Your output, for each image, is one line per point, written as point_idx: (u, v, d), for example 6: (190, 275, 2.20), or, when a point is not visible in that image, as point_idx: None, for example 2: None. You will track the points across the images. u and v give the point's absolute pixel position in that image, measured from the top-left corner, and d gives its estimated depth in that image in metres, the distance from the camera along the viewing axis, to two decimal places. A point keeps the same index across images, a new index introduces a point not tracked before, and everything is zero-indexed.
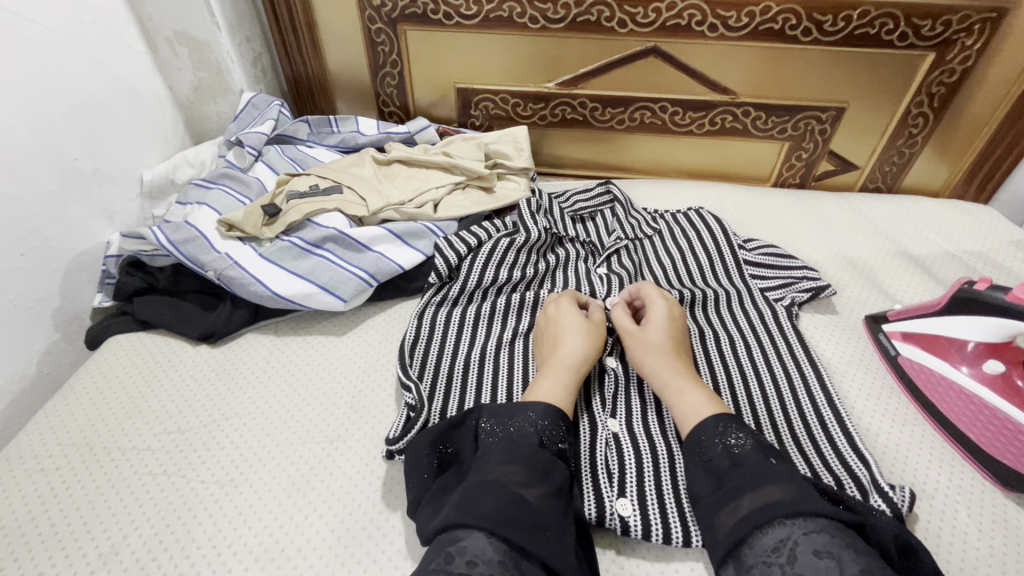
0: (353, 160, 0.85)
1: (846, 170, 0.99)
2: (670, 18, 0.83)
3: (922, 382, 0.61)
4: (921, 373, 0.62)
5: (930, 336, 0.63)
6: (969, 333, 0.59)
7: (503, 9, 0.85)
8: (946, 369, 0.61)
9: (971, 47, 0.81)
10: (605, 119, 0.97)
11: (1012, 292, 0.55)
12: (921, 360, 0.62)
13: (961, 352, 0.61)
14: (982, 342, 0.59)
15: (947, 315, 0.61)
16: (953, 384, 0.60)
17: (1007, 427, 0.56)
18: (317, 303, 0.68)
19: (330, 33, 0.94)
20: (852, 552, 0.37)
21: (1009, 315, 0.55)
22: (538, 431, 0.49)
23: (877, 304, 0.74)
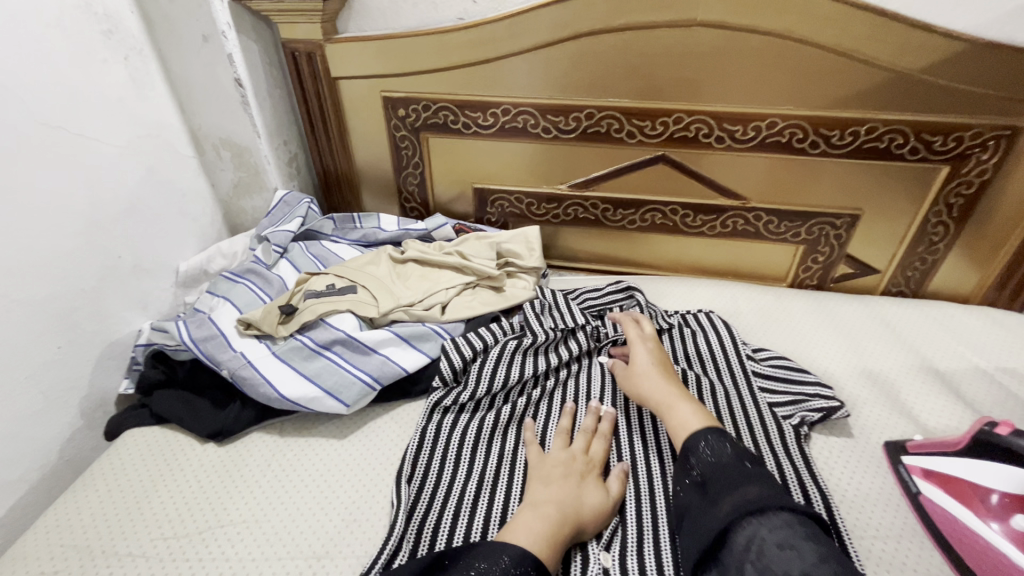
0: (370, 257, 0.89)
1: (865, 274, 0.96)
2: (678, 131, 0.86)
3: (949, 531, 0.56)
4: (948, 520, 0.57)
5: (955, 479, 0.59)
6: (994, 481, 0.56)
7: (518, 121, 0.91)
8: (972, 521, 0.56)
9: (986, 161, 0.80)
10: (617, 219, 0.99)
11: None
12: (946, 506, 0.58)
13: (987, 500, 0.56)
14: (1007, 493, 0.55)
15: (973, 456, 0.58)
16: (979, 537, 0.55)
17: None
18: (320, 407, 0.69)
19: (359, 138, 1.01)
20: (811, 544, 0.43)
21: None
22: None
23: (902, 430, 0.69)
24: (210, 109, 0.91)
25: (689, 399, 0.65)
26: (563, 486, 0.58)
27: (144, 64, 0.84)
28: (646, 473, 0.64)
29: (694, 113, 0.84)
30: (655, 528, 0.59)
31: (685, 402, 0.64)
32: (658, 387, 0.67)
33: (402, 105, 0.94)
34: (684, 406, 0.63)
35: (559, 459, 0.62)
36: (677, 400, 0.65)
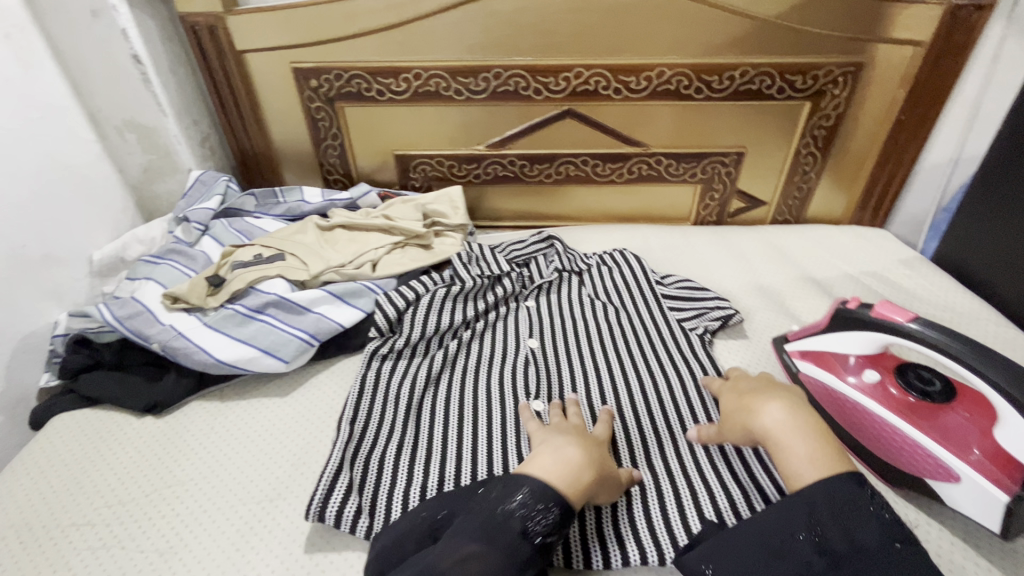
0: (297, 228, 0.91)
1: (755, 206, 1.08)
2: (579, 85, 0.93)
3: (819, 396, 0.67)
4: (819, 388, 0.67)
5: (822, 351, 0.68)
6: (849, 348, 0.65)
7: (430, 84, 0.95)
8: (835, 383, 0.65)
9: (839, 96, 0.92)
10: (534, 174, 1.05)
11: (875, 308, 0.61)
12: (816, 377, 0.67)
13: (845, 362, 0.66)
14: (860, 354, 0.64)
15: (830, 332, 0.67)
16: (841, 394, 0.64)
17: (884, 428, 0.59)
18: (258, 366, 0.71)
19: (272, 113, 1.01)
20: None
21: (877, 330, 0.61)
22: (525, 516, 0.48)
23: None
24: (110, 89, 0.89)
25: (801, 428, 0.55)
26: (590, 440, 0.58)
27: (30, 43, 0.80)
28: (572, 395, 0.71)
29: (591, 67, 0.91)
30: None
31: (802, 434, 0.54)
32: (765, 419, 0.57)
33: (314, 75, 0.95)
34: (800, 444, 0.53)
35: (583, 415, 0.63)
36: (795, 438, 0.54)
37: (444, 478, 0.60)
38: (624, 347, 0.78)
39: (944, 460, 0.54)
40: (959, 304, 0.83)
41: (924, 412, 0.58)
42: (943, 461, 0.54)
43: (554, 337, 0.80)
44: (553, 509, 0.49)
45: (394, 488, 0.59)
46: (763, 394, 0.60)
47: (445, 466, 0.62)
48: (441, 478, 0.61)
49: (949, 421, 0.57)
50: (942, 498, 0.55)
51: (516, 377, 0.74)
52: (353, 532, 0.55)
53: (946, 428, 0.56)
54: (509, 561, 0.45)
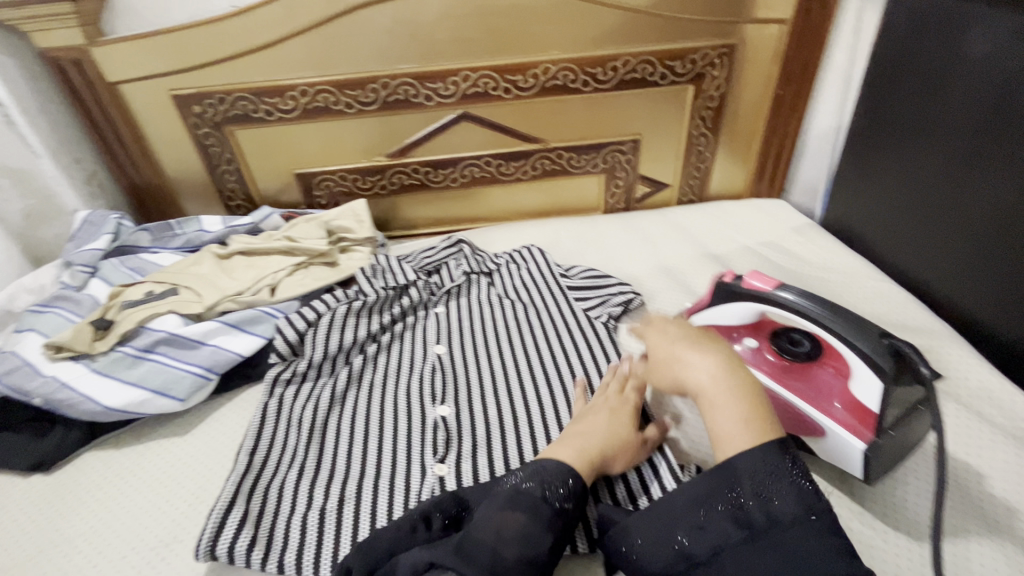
0: (193, 259, 0.88)
1: (659, 189, 1.11)
2: (468, 88, 0.94)
3: None
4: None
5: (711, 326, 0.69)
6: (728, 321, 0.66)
7: (318, 100, 0.93)
8: None
9: (718, 77, 0.96)
10: (440, 179, 1.05)
11: (745, 280, 0.63)
12: None
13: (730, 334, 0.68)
14: (742, 325, 0.66)
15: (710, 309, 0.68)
16: None
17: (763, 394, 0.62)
18: (151, 408, 0.69)
19: (159, 143, 0.97)
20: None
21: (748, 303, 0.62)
22: (553, 489, 0.49)
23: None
24: None
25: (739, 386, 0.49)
26: (599, 418, 0.58)
27: None
28: (480, 397, 0.71)
29: (476, 69, 0.92)
30: (488, 432, 0.66)
31: (737, 393, 0.49)
32: (692, 379, 0.51)
33: (196, 101, 0.92)
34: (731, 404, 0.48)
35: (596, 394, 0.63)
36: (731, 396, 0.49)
37: (345, 498, 0.59)
38: (532, 342, 0.79)
39: (815, 419, 0.57)
40: (843, 265, 0.88)
41: (798, 373, 0.61)
42: (814, 421, 0.57)
43: (462, 340, 0.80)
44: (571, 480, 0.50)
45: (294, 513, 0.58)
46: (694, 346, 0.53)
47: (347, 486, 0.61)
48: (342, 498, 0.59)
49: (819, 379, 0.60)
50: (817, 453, 0.59)
51: (423, 384, 0.73)
52: (248, 565, 0.54)
53: (817, 386, 0.59)
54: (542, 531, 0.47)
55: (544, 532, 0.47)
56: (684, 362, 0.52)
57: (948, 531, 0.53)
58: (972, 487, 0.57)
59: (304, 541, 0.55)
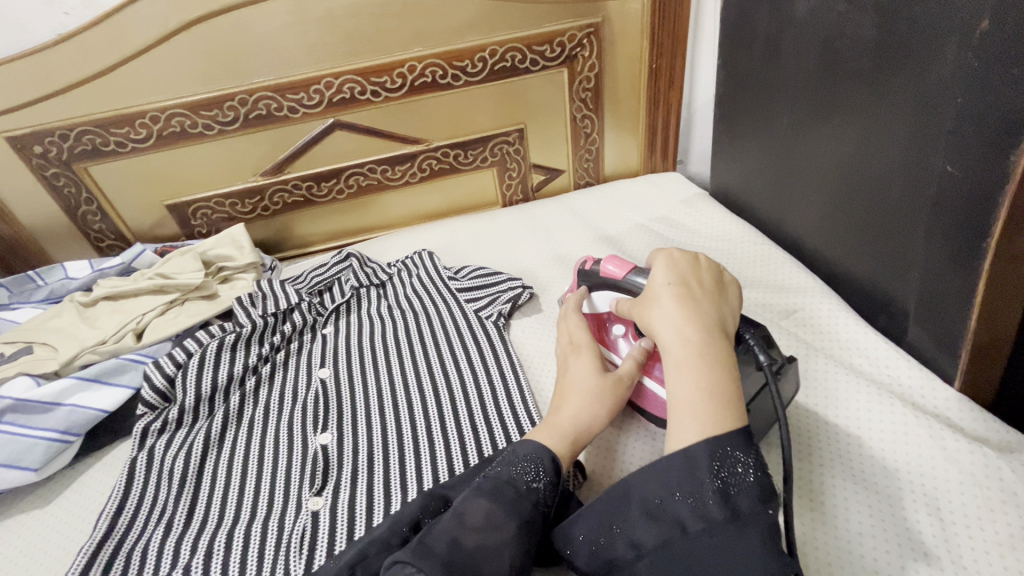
0: (53, 312, 0.82)
1: (555, 175, 1.09)
2: (334, 95, 0.90)
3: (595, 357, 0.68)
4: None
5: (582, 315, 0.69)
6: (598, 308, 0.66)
7: (173, 125, 0.87)
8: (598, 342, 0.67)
9: (590, 57, 0.95)
10: (325, 193, 1.01)
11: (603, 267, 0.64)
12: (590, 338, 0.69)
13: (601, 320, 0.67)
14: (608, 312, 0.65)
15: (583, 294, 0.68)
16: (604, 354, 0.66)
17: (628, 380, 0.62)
18: (1, 483, 0.63)
19: (4, 191, 0.89)
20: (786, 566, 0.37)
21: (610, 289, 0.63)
22: (525, 473, 0.47)
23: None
24: None
25: (716, 353, 0.46)
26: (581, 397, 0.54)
27: None
28: (365, 417, 0.68)
29: (339, 75, 0.88)
30: (370, 454, 0.63)
31: (711, 360, 0.45)
32: (664, 337, 0.48)
33: (35, 141, 0.85)
34: (698, 372, 0.44)
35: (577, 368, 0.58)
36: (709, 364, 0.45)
37: (213, 550, 0.56)
38: (421, 351, 0.77)
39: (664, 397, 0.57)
40: (728, 232, 0.89)
41: (650, 358, 0.59)
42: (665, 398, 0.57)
43: (349, 361, 0.77)
44: (546, 465, 0.47)
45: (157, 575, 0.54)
46: (687, 305, 0.49)
47: (216, 536, 0.57)
48: (210, 550, 0.56)
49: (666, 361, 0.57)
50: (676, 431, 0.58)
51: (306, 412, 0.70)
52: None
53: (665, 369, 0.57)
54: (513, 519, 0.44)
55: (513, 520, 0.44)
56: (669, 314, 0.49)
57: (817, 492, 0.54)
58: (839, 443, 0.57)
59: None
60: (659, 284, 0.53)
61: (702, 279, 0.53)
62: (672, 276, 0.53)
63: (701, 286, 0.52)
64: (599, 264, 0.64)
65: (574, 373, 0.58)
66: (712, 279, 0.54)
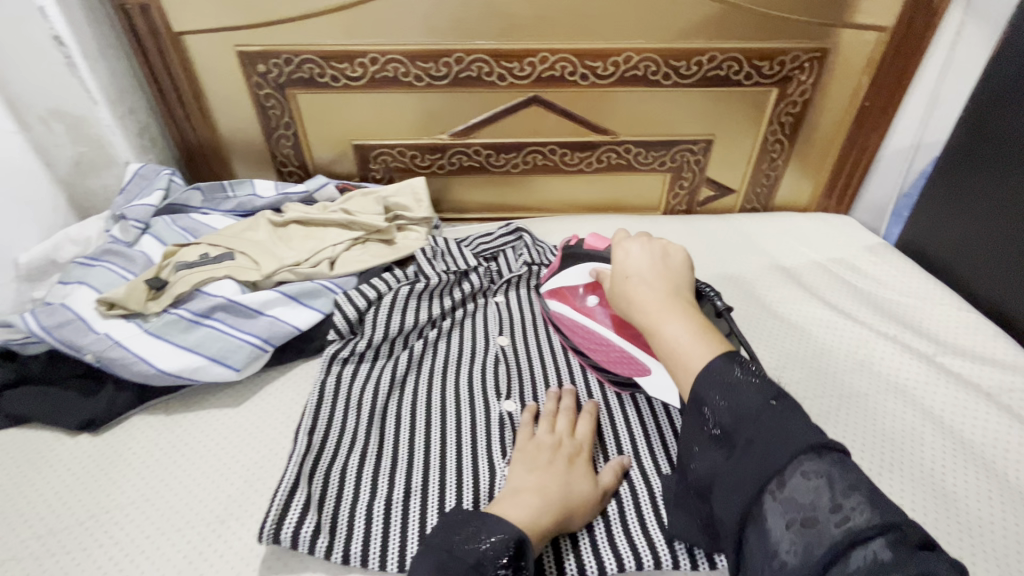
0: (247, 224, 0.85)
1: (724, 194, 1.07)
2: (545, 71, 0.90)
3: (568, 330, 0.71)
4: (563, 323, 0.72)
5: (561, 289, 0.73)
6: (576, 279, 0.71)
7: (387, 70, 0.89)
8: (573, 314, 0.70)
9: (805, 82, 0.92)
10: (501, 163, 1.01)
11: (590, 241, 0.72)
12: (561, 312, 0.72)
13: (575, 293, 0.71)
14: (585, 284, 0.71)
15: (563, 270, 0.74)
16: (583, 327, 0.69)
17: (609, 349, 0.66)
18: (207, 375, 0.66)
19: (217, 101, 0.94)
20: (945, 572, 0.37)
21: (594, 260, 0.70)
22: (494, 553, 0.45)
23: (915, 441, 0.64)
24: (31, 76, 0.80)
25: (686, 317, 0.52)
26: (551, 470, 0.54)
27: None
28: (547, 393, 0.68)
29: (556, 52, 0.88)
30: None
31: (682, 321, 0.52)
32: (640, 310, 0.54)
33: (261, 60, 0.88)
34: (682, 328, 0.51)
35: (547, 438, 0.59)
36: (677, 322, 0.52)
37: (411, 490, 0.56)
38: None
39: (642, 358, 0.63)
40: (923, 291, 0.85)
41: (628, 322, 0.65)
42: (640, 358, 0.63)
43: (525, 334, 0.76)
44: (510, 547, 0.46)
45: (357, 501, 0.55)
46: (648, 281, 0.56)
47: (412, 476, 0.58)
48: (408, 490, 0.56)
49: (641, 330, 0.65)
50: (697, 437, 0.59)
51: (486, 376, 0.70)
52: (313, 553, 0.52)
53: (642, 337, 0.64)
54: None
55: None
56: (635, 296, 0.55)
57: None
58: None
59: (369, 531, 0.53)
60: (625, 267, 0.58)
61: (656, 260, 0.58)
62: (639, 259, 0.58)
63: (659, 264, 0.58)
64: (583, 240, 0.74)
65: (547, 446, 0.57)
66: (670, 261, 0.59)
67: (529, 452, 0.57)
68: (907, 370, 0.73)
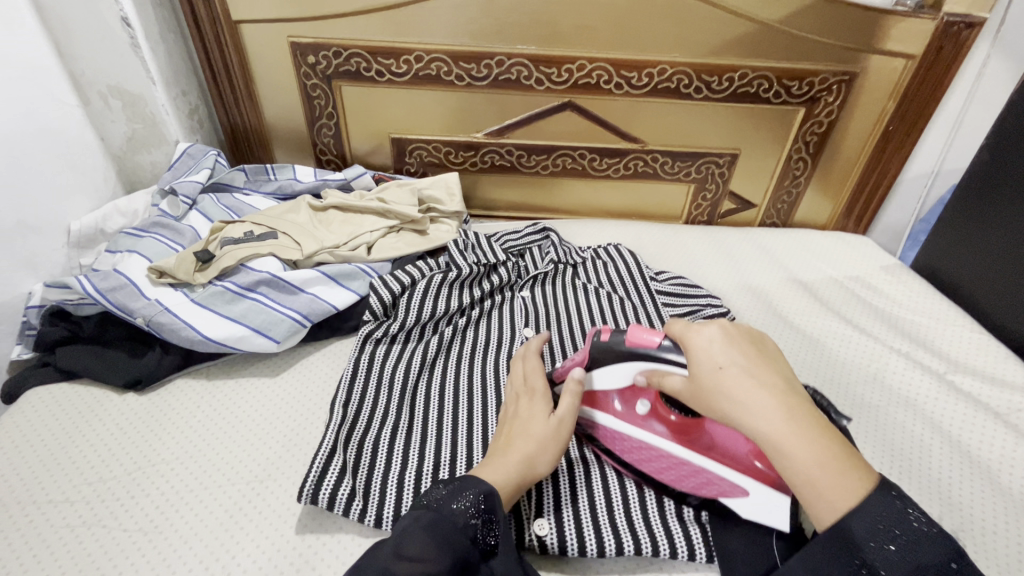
0: (289, 207, 0.89)
1: (745, 208, 1.10)
2: (582, 78, 0.93)
3: (612, 445, 0.59)
4: (606, 438, 0.60)
5: (594, 394, 0.60)
6: (617, 385, 0.57)
7: (431, 68, 0.93)
8: (616, 426, 0.59)
9: (832, 103, 0.95)
10: (531, 164, 1.05)
11: (631, 338, 0.54)
12: (597, 422, 0.60)
13: (612, 400, 0.59)
14: (624, 390, 0.58)
15: (592, 369, 0.58)
16: (633, 442, 0.58)
17: (673, 467, 0.56)
18: (249, 345, 0.70)
19: (266, 88, 0.98)
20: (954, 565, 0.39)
21: (641, 362, 0.54)
22: (467, 509, 0.46)
23: (922, 451, 0.67)
24: (97, 55, 0.84)
25: (808, 426, 0.43)
26: (510, 427, 0.55)
27: None
28: None
29: (594, 60, 0.91)
30: None
31: (804, 438, 0.43)
32: (762, 423, 0.44)
33: (312, 51, 0.93)
34: (802, 445, 0.42)
35: (505, 398, 0.60)
36: (794, 431, 0.43)
37: (440, 463, 0.59)
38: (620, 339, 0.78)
39: (719, 476, 0.54)
40: (937, 311, 0.87)
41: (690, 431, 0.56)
42: (714, 476, 0.54)
43: (550, 326, 0.79)
44: (477, 501, 0.47)
45: (389, 470, 0.58)
46: (749, 377, 0.45)
47: (441, 450, 0.61)
48: (437, 462, 0.59)
49: (703, 435, 0.56)
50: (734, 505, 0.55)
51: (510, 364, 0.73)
52: (347, 514, 0.55)
53: (705, 444, 0.56)
54: (447, 554, 0.44)
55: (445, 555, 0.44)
56: (738, 404, 0.45)
57: None
58: None
59: (401, 498, 0.56)
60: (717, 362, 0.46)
61: (744, 348, 0.47)
62: (736, 361, 0.46)
63: (751, 354, 0.47)
64: (620, 333, 0.55)
65: (506, 409, 0.59)
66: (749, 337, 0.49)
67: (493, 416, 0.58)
68: (918, 385, 0.75)
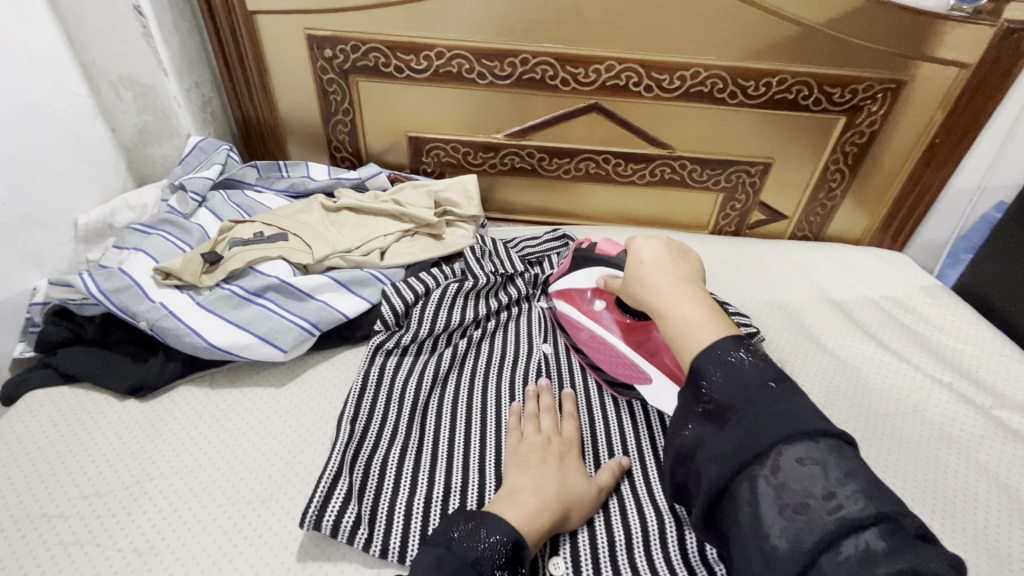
0: (301, 207, 0.85)
1: (776, 220, 1.05)
2: (610, 79, 0.89)
3: (573, 332, 0.73)
4: (573, 325, 0.73)
5: (570, 289, 0.74)
6: (585, 282, 0.71)
7: (452, 65, 0.89)
8: (579, 317, 0.72)
9: (876, 112, 0.89)
10: (553, 168, 1.01)
11: (603, 246, 0.69)
12: (568, 313, 0.74)
13: (583, 296, 0.72)
14: (593, 287, 0.71)
15: (574, 270, 0.74)
16: (588, 331, 0.71)
17: (613, 357, 0.68)
18: (255, 354, 0.67)
19: (282, 82, 0.95)
20: None
21: (606, 264, 0.69)
22: (490, 553, 0.44)
23: (967, 494, 0.62)
24: (108, 44, 0.81)
25: (698, 299, 0.51)
26: (545, 468, 0.54)
27: None
28: (590, 405, 0.67)
29: (624, 61, 0.87)
30: (596, 448, 0.62)
31: (688, 300, 0.51)
32: (654, 292, 0.53)
33: (329, 44, 0.89)
34: (689, 305, 0.51)
35: (537, 437, 0.58)
36: (679, 299, 0.52)
37: (450, 490, 0.56)
38: None
39: (643, 368, 0.64)
40: (981, 338, 0.82)
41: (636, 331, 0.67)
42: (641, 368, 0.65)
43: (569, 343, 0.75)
44: (505, 548, 0.44)
45: (397, 495, 0.55)
46: (657, 266, 0.56)
47: (451, 475, 0.57)
48: (447, 489, 0.56)
49: (647, 338, 0.66)
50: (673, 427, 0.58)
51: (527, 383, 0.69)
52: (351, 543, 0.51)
53: (648, 348, 0.65)
54: None
55: None
56: (644, 280, 0.55)
57: None
58: None
59: (409, 527, 0.53)
60: (637, 255, 0.58)
61: (669, 253, 0.57)
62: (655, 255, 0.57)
63: (673, 254, 0.57)
64: (593, 243, 0.71)
65: (537, 444, 0.57)
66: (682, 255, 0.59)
67: (521, 450, 0.57)
68: (963, 420, 0.70)
